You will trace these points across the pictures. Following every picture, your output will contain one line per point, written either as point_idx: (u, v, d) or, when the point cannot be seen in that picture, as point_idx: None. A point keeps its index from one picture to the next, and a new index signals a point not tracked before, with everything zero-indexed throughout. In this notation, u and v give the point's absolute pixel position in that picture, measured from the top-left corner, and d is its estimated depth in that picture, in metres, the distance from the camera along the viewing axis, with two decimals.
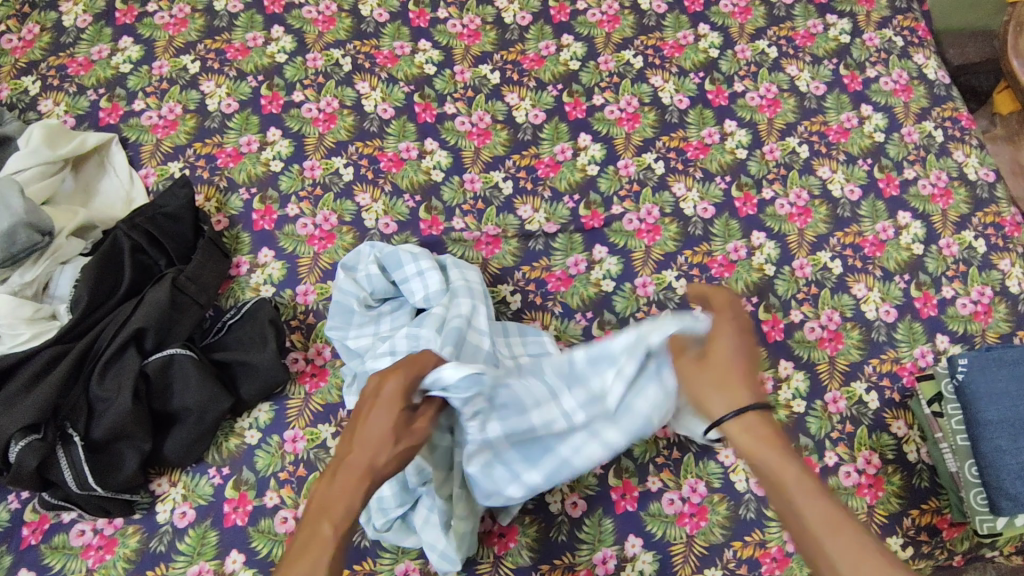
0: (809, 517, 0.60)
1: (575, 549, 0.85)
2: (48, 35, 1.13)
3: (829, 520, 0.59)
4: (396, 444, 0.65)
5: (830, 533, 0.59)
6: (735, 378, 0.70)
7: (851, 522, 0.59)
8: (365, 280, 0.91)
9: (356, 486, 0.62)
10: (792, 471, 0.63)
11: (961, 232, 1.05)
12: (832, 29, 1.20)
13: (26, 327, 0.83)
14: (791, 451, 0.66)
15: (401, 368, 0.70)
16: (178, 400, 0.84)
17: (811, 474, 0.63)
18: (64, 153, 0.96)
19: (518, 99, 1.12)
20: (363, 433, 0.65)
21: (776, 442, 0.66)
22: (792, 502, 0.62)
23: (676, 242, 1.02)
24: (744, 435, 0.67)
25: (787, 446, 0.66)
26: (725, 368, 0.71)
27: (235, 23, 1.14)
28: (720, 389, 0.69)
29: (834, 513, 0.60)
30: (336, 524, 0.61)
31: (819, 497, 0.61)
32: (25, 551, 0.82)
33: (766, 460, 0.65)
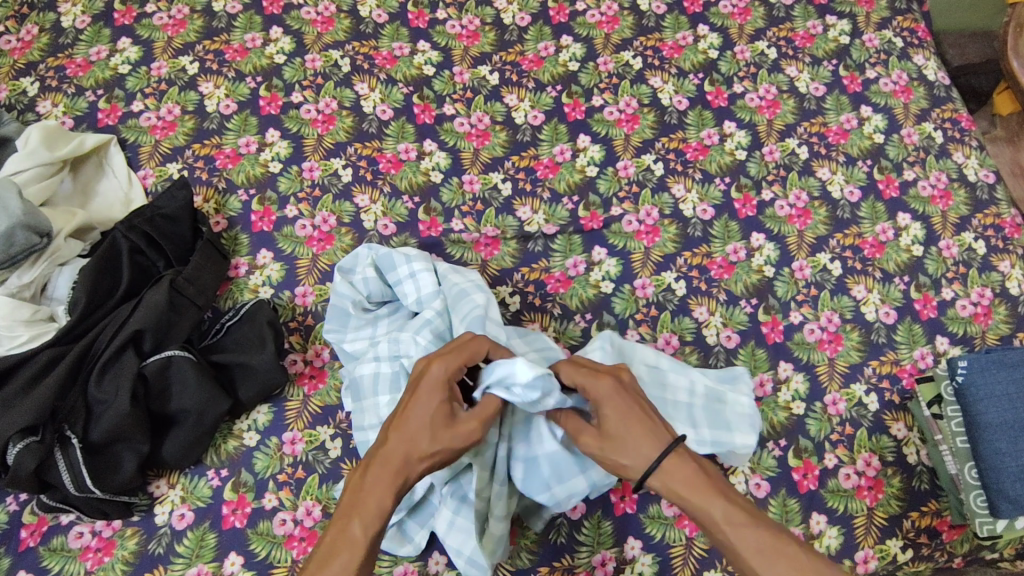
0: (745, 552, 0.64)
1: (574, 552, 0.85)
2: (47, 36, 1.13)
3: (765, 550, 0.63)
4: (436, 436, 0.68)
5: (766, 565, 0.63)
6: (632, 428, 0.70)
7: (784, 548, 0.63)
8: (361, 284, 0.91)
9: (392, 477, 0.66)
10: (719, 509, 0.66)
11: (961, 233, 1.05)
12: (832, 30, 1.20)
13: (24, 329, 0.83)
14: (714, 484, 0.67)
15: (453, 359, 0.72)
16: (177, 402, 0.84)
17: (738, 506, 0.66)
18: (62, 154, 0.96)
19: (517, 100, 1.11)
20: (404, 424, 0.68)
21: (699, 479, 0.68)
22: (725, 536, 0.65)
23: (675, 243, 1.02)
24: (664, 483, 0.69)
25: (711, 480, 0.68)
26: (624, 423, 0.71)
27: (234, 24, 1.14)
28: (625, 450, 0.70)
29: (767, 543, 0.63)
30: (365, 520, 0.64)
31: (751, 529, 0.64)
32: (23, 554, 0.82)
33: (691, 502, 0.67)
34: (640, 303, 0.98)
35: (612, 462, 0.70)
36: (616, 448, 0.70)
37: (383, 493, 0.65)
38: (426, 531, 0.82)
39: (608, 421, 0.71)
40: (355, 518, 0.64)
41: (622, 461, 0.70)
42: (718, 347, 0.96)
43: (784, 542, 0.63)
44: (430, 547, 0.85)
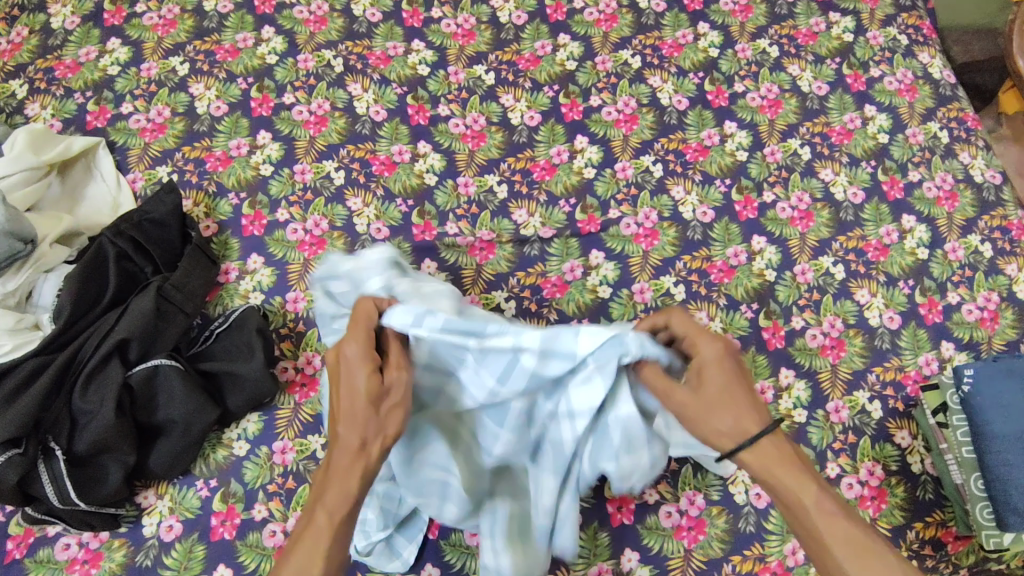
0: (833, 542, 0.64)
1: (569, 564, 0.83)
2: (35, 37, 1.11)
3: (856, 545, 0.63)
4: (373, 419, 0.64)
5: (855, 558, 0.63)
6: (734, 399, 0.67)
7: (870, 543, 0.63)
8: (351, 278, 0.78)
9: (349, 469, 0.63)
10: (810, 494, 0.65)
11: (968, 236, 1.03)
12: (835, 27, 1.17)
13: (8, 338, 0.82)
14: (807, 469, 0.67)
15: (358, 326, 0.67)
16: (164, 412, 0.83)
17: (830, 496, 0.66)
18: (48, 158, 0.94)
19: (513, 101, 1.09)
20: (346, 413, 0.64)
21: (791, 462, 0.67)
22: (812, 521, 0.65)
23: (674, 247, 1.00)
24: (760, 463, 0.67)
25: (803, 464, 0.67)
26: (722, 397, 0.67)
27: (225, 24, 1.12)
28: (734, 411, 0.67)
29: (858, 539, 0.64)
30: (331, 512, 0.63)
31: (842, 520, 0.64)
32: (9, 566, 0.81)
33: (789, 488, 0.66)
34: (638, 308, 0.96)
35: (702, 427, 0.67)
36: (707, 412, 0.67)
37: (344, 486, 0.63)
38: (415, 546, 0.82)
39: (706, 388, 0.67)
40: (321, 521, 0.63)
41: (717, 428, 0.67)
42: None
43: (871, 539, 0.64)
44: (424, 559, 0.83)
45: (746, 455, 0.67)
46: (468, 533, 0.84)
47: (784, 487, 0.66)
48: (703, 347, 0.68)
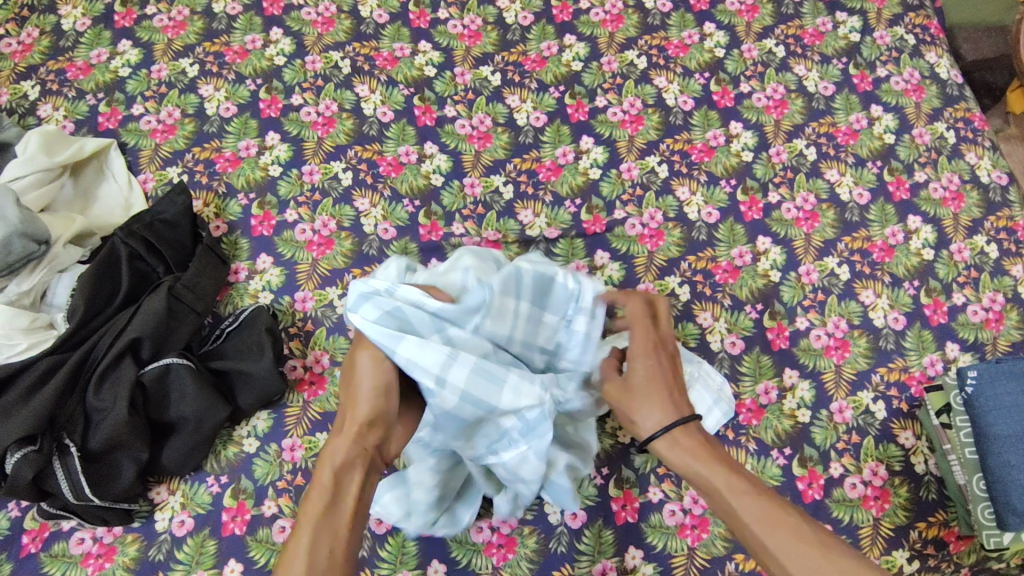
0: (750, 520, 0.61)
1: (574, 561, 0.84)
2: (47, 39, 1.12)
3: (771, 520, 0.59)
4: (345, 398, 0.65)
5: (770, 532, 0.59)
6: (660, 382, 0.69)
7: (788, 518, 0.60)
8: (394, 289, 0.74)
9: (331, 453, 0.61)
10: (718, 474, 0.63)
11: (974, 236, 1.02)
12: (842, 27, 1.17)
13: (23, 338, 0.84)
14: (718, 454, 0.65)
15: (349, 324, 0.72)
16: (176, 410, 0.84)
17: (744, 476, 0.63)
18: (60, 160, 0.96)
19: (519, 101, 1.10)
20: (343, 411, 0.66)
21: (701, 446, 0.66)
22: (727, 501, 0.62)
23: (679, 247, 1.01)
24: (676, 450, 0.66)
25: (713, 449, 0.66)
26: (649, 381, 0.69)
27: (234, 26, 1.13)
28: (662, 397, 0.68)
29: (773, 513, 0.60)
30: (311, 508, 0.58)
31: (757, 498, 0.61)
32: (25, 560, 0.82)
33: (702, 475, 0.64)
34: None
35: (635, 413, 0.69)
36: (634, 403, 0.69)
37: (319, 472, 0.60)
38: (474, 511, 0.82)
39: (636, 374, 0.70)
40: (301, 522, 0.58)
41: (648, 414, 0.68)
42: (722, 353, 0.94)
43: (787, 513, 0.60)
44: (431, 556, 0.84)
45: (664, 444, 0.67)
46: (474, 530, 0.86)
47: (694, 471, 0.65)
48: (637, 333, 0.74)
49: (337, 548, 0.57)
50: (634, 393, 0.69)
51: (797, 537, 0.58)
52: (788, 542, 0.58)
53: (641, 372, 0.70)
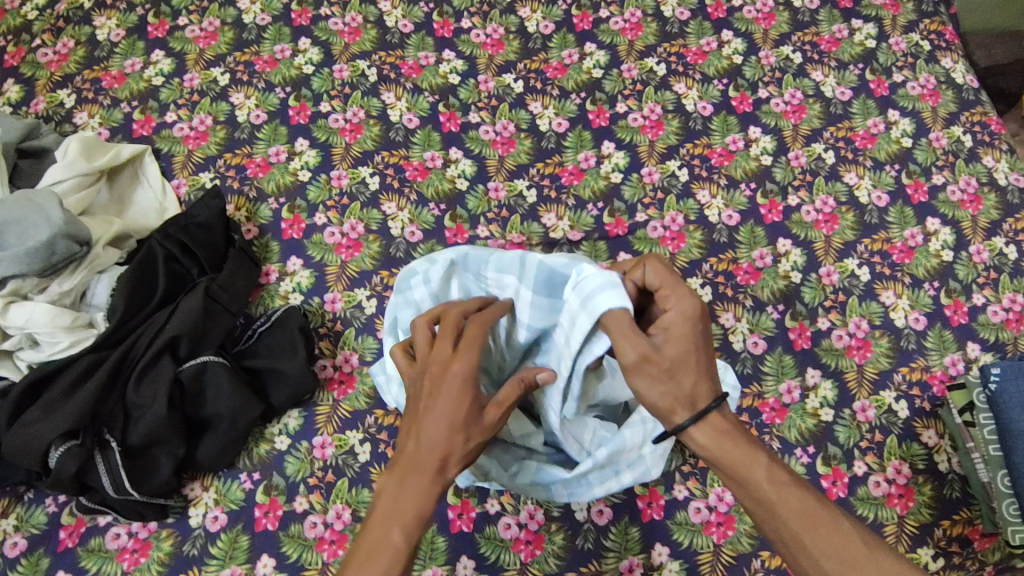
0: (789, 515, 0.62)
1: (601, 557, 0.86)
2: (82, 49, 1.16)
3: (812, 517, 0.62)
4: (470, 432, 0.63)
5: (809, 528, 0.62)
6: (695, 359, 0.64)
7: (827, 514, 0.63)
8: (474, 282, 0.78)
9: (429, 486, 0.61)
10: (763, 467, 0.64)
11: (992, 238, 1.04)
12: (858, 34, 1.19)
13: (65, 335, 0.87)
14: (756, 444, 0.66)
15: (479, 318, 0.68)
16: (211, 407, 0.87)
17: (780, 466, 0.64)
18: (99, 165, 0.99)
19: (542, 108, 1.12)
20: (428, 432, 0.62)
21: (739, 436, 0.65)
22: (767, 495, 0.63)
23: (700, 249, 1.02)
24: (713, 438, 0.65)
25: (749, 437, 0.66)
26: (683, 352, 0.63)
27: (263, 36, 1.17)
28: (694, 367, 0.64)
29: (809, 506, 0.63)
30: (407, 531, 0.60)
31: (794, 490, 0.63)
32: (62, 554, 0.84)
33: (734, 466, 0.64)
34: None
35: (670, 392, 0.64)
36: (668, 372, 0.63)
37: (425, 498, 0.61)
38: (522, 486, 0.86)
39: (665, 348, 0.63)
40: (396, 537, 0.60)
41: (681, 387, 0.63)
42: (744, 353, 0.96)
43: (825, 508, 0.63)
44: (459, 551, 0.86)
45: (695, 429, 0.65)
46: (502, 526, 0.87)
47: (733, 462, 0.64)
48: (674, 302, 0.64)
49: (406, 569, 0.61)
50: (664, 372, 0.63)
51: (835, 536, 0.61)
52: (825, 538, 0.61)
53: (672, 351, 0.63)
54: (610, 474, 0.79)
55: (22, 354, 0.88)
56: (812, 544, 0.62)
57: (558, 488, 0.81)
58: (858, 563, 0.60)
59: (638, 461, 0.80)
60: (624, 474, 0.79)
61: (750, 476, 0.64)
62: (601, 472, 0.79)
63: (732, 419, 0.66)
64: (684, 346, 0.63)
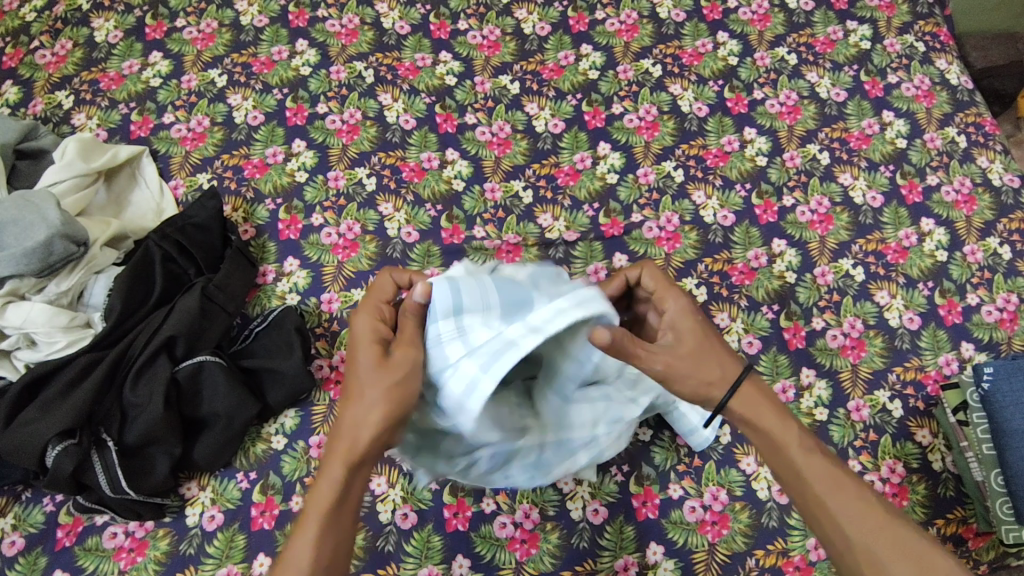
0: (815, 479, 0.65)
1: (596, 556, 0.86)
2: (81, 50, 1.17)
3: (837, 482, 0.65)
4: (376, 392, 0.66)
5: (833, 491, 0.64)
6: (708, 348, 0.69)
7: (852, 484, 0.65)
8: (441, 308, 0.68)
9: (342, 455, 0.66)
10: (795, 436, 0.67)
11: (986, 238, 1.04)
12: (853, 35, 1.20)
13: (62, 335, 0.87)
14: (789, 415, 0.69)
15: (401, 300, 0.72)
16: (208, 407, 0.87)
17: (810, 434, 0.68)
18: (96, 165, 0.99)
19: (538, 109, 1.13)
20: (349, 411, 0.67)
21: (772, 405, 0.69)
22: (795, 463, 0.66)
23: (695, 249, 1.03)
24: (746, 406, 0.69)
25: (782, 408, 0.69)
26: (699, 345, 0.69)
27: (261, 38, 1.17)
28: (716, 352, 0.69)
29: (835, 473, 0.66)
30: (327, 497, 0.66)
31: (821, 457, 0.66)
32: (59, 553, 0.84)
33: (766, 428, 0.68)
34: None
35: (704, 378, 0.68)
36: (694, 363, 0.68)
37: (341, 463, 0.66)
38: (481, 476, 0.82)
39: (680, 343, 0.69)
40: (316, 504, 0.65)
41: (711, 372, 0.68)
42: (739, 353, 0.96)
43: (851, 478, 0.65)
44: (455, 551, 0.86)
45: (733, 400, 0.68)
46: (498, 526, 0.87)
47: (766, 427, 0.68)
48: (670, 302, 0.72)
49: (336, 538, 0.65)
50: (691, 363, 0.68)
51: (857, 502, 0.64)
52: (848, 503, 0.64)
53: (683, 346, 0.69)
54: (566, 453, 0.79)
55: (19, 353, 0.88)
56: (835, 507, 0.64)
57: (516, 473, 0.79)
58: (881, 532, 0.63)
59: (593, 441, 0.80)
60: (580, 454, 0.79)
61: (781, 440, 0.67)
62: (559, 451, 0.79)
63: (765, 389, 0.70)
64: (695, 338, 0.70)
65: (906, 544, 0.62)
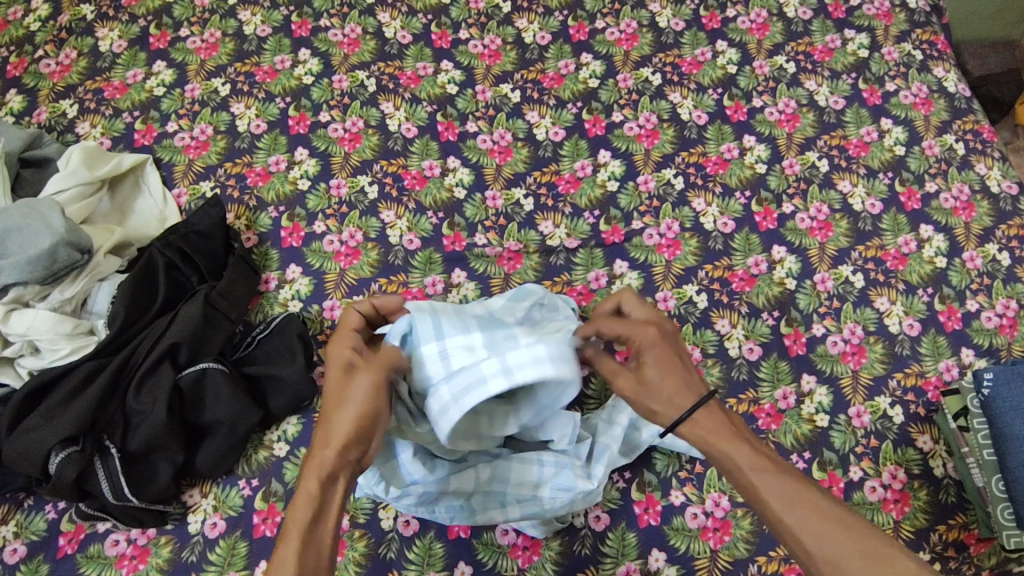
0: (769, 497, 0.63)
1: (598, 563, 0.86)
2: (85, 60, 1.18)
3: (790, 495, 0.63)
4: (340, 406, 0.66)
5: (789, 508, 0.62)
6: (676, 365, 0.72)
7: (810, 495, 0.63)
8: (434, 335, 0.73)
9: (316, 473, 0.63)
10: (744, 455, 0.66)
11: (985, 244, 1.04)
12: (850, 44, 1.21)
13: (66, 343, 0.88)
14: (742, 436, 0.68)
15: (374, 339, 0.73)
16: (210, 414, 0.87)
17: (762, 452, 0.66)
18: (100, 174, 1.00)
19: (539, 117, 1.14)
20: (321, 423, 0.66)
21: (726, 427, 0.68)
22: (749, 480, 0.65)
23: (696, 256, 1.03)
24: (703, 429, 0.68)
25: (735, 429, 0.68)
26: (665, 368, 0.71)
27: (264, 47, 1.18)
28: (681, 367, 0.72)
29: (789, 486, 0.63)
30: (308, 515, 0.62)
31: (774, 472, 0.64)
32: (61, 561, 0.84)
33: (717, 450, 0.67)
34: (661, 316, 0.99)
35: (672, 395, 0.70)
36: (659, 389, 0.71)
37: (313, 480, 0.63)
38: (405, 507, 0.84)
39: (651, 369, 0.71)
40: (292, 526, 0.62)
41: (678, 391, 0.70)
42: (740, 360, 0.96)
43: (804, 487, 0.63)
44: (457, 558, 0.86)
45: (688, 420, 0.69)
46: (499, 533, 0.87)
47: (717, 450, 0.67)
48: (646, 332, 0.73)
49: (322, 553, 0.62)
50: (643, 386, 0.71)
51: (816, 510, 0.62)
52: (806, 519, 0.62)
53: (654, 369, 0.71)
54: (496, 504, 0.82)
55: (23, 360, 0.89)
56: (793, 524, 0.62)
57: (440, 511, 0.83)
58: (845, 543, 0.60)
59: (530, 502, 0.82)
60: (511, 507, 0.82)
61: (733, 460, 0.66)
62: (493, 505, 0.82)
63: (722, 412, 0.70)
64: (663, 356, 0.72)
65: (873, 551, 0.59)
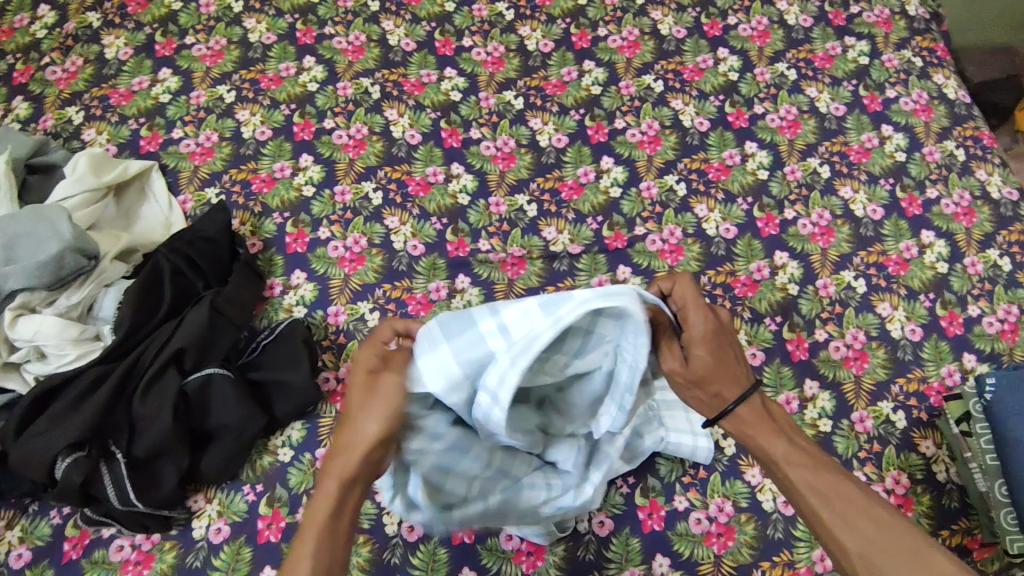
0: (805, 490, 0.66)
1: (602, 568, 0.86)
2: (91, 67, 1.18)
3: (826, 490, 0.65)
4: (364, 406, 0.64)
5: (824, 501, 0.65)
6: (726, 362, 0.65)
7: (845, 490, 0.65)
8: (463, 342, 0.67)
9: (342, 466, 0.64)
10: (783, 451, 0.67)
11: (986, 250, 1.05)
12: (851, 51, 1.21)
13: (72, 348, 0.88)
14: (782, 429, 0.69)
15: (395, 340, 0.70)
16: (216, 419, 0.87)
17: (802, 448, 0.68)
18: (107, 180, 1.01)
19: (541, 124, 1.14)
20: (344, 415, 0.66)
21: (767, 421, 0.68)
22: (787, 474, 0.67)
23: (698, 262, 1.04)
24: (745, 424, 0.68)
25: (775, 422, 0.69)
26: (715, 361, 0.64)
27: (269, 54, 1.19)
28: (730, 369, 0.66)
29: (827, 479, 0.65)
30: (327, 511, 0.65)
31: (811, 469, 0.66)
32: (66, 566, 0.85)
33: (757, 444, 0.68)
34: None
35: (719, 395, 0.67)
36: (709, 380, 0.65)
37: (338, 476, 0.64)
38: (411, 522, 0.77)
39: (695, 362, 0.64)
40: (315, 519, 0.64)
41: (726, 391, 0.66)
42: None
43: (841, 481, 0.65)
44: (462, 563, 0.86)
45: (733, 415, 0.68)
46: (504, 538, 0.87)
47: (756, 445, 0.69)
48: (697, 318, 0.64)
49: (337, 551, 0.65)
50: (692, 382, 0.65)
51: (852, 503, 0.64)
52: (843, 512, 0.64)
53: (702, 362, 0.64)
54: (499, 521, 0.78)
55: (29, 366, 0.89)
56: (828, 517, 0.64)
57: (442, 525, 0.78)
58: (878, 538, 0.62)
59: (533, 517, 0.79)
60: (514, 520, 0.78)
61: (773, 454, 0.67)
62: (499, 524, 0.78)
63: (769, 407, 0.69)
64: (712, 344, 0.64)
65: (906, 548, 0.61)
